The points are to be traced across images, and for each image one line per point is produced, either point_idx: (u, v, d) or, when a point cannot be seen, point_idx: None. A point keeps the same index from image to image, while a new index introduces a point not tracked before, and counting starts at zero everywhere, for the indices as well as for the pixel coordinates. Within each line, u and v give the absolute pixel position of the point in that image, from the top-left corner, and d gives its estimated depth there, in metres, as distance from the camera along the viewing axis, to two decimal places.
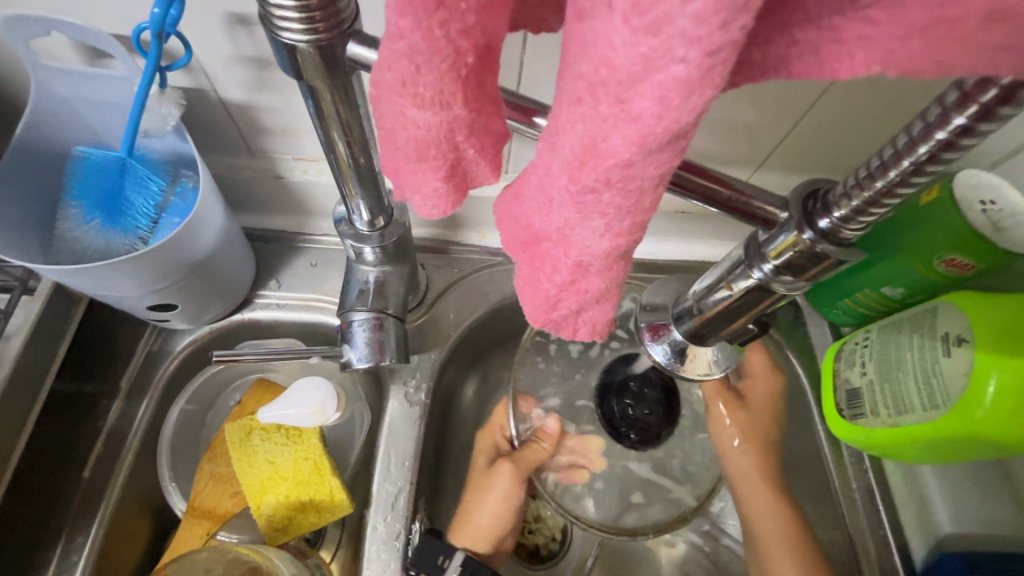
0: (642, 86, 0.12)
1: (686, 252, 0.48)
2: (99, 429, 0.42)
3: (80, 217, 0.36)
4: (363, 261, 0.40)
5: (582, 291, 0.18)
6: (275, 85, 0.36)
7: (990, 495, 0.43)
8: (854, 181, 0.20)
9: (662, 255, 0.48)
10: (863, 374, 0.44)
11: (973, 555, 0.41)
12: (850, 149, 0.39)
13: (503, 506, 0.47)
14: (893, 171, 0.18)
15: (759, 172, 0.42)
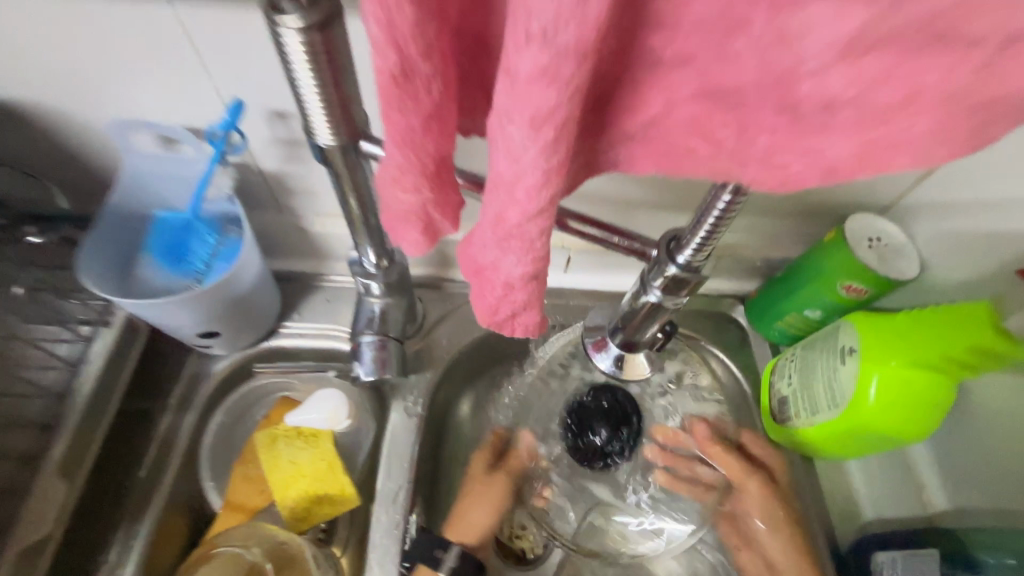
0: (518, 190, 0.21)
1: None
2: (151, 438, 0.51)
3: (153, 263, 0.47)
4: (370, 294, 0.50)
5: (513, 302, 0.27)
6: (303, 159, 0.47)
7: None
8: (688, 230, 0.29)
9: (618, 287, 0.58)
10: (790, 383, 0.53)
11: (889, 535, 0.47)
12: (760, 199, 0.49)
13: (492, 509, 0.54)
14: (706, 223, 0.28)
15: None
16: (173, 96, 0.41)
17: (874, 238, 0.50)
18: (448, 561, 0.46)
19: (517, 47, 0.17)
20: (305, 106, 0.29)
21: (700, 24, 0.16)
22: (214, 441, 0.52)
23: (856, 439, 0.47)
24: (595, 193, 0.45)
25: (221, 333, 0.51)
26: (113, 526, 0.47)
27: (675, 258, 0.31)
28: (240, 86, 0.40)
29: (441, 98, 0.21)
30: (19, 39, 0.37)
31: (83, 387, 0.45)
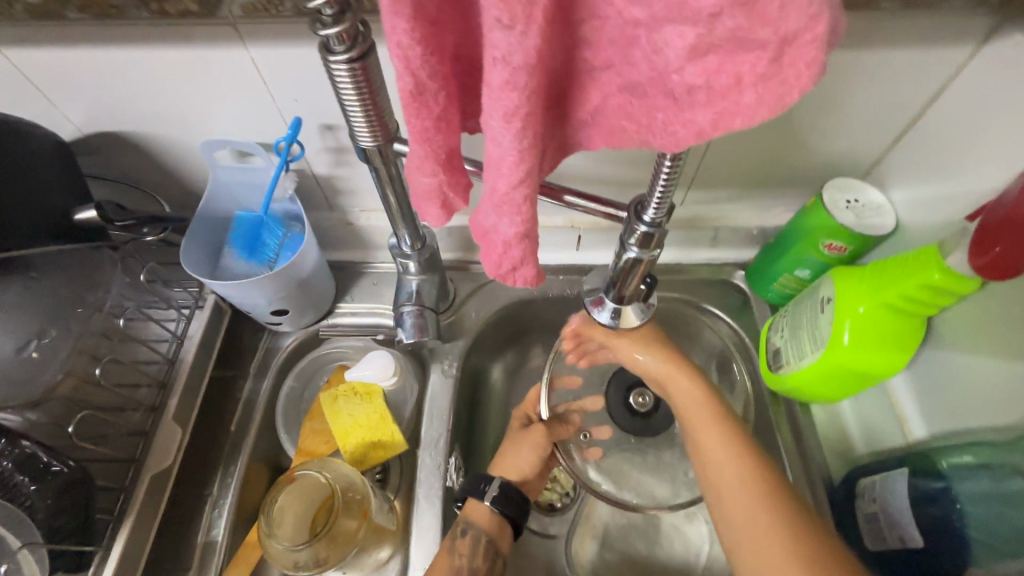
0: (505, 166, 0.29)
1: None
2: (239, 399, 0.62)
3: (233, 255, 0.58)
4: (408, 273, 0.59)
5: (513, 257, 0.35)
6: (349, 163, 0.57)
7: None
8: (648, 193, 0.37)
9: None
10: (782, 336, 0.58)
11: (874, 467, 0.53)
12: (743, 168, 0.59)
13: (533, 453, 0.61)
14: (659, 187, 0.35)
15: (691, 190, 0.62)
16: (248, 117, 0.52)
17: (852, 200, 0.56)
18: (491, 492, 0.54)
19: (487, 66, 0.25)
20: (350, 117, 0.39)
21: (612, 40, 0.24)
22: (286, 401, 0.63)
23: (839, 379, 0.52)
24: (589, 174, 0.53)
25: (289, 312, 0.62)
26: (212, 468, 0.58)
27: (643, 217, 0.39)
28: (299, 107, 0.50)
29: (446, 102, 0.30)
30: (133, 77, 0.47)
31: (186, 354, 0.56)
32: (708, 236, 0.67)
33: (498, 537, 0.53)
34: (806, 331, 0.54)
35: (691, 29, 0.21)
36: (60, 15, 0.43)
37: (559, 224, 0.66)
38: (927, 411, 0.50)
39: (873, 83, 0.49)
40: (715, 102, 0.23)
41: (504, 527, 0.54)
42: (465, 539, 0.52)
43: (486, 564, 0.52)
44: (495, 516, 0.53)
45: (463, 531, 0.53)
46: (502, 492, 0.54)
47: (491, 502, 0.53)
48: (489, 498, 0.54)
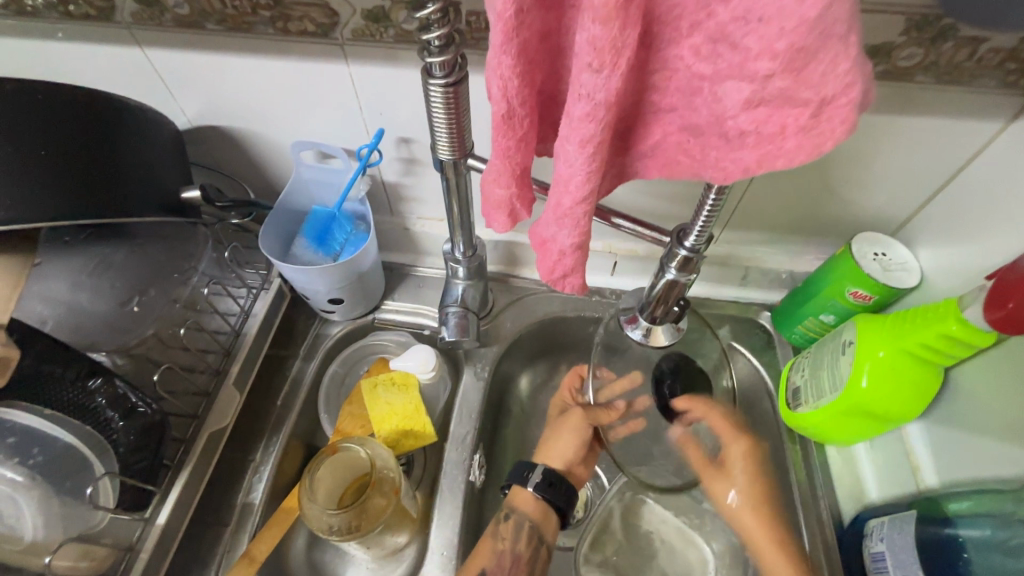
0: (571, 185, 0.34)
1: None
2: (288, 377, 0.67)
3: (303, 244, 0.64)
4: (457, 277, 0.64)
5: (565, 265, 0.40)
6: (417, 173, 0.63)
7: None
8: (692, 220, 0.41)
9: None
10: (803, 376, 0.61)
11: (882, 511, 0.54)
12: (777, 213, 0.63)
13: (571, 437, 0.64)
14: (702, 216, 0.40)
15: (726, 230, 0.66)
16: (337, 124, 0.58)
17: (879, 253, 0.60)
18: (534, 479, 0.59)
19: (572, 99, 0.30)
20: (436, 133, 0.45)
21: (678, 88, 0.30)
22: (329, 384, 0.68)
23: (856, 419, 0.55)
24: (634, 204, 0.58)
25: (343, 303, 0.67)
26: (256, 437, 0.63)
27: (684, 243, 0.43)
28: (384, 120, 0.57)
29: (528, 127, 0.35)
30: (247, 80, 0.55)
31: (250, 329, 0.62)
32: (738, 274, 0.71)
33: (543, 524, 0.58)
34: (826, 372, 0.57)
35: (747, 85, 0.26)
36: (202, 25, 0.51)
37: (598, 249, 0.71)
38: (939, 461, 0.52)
39: (906, 148, 0.53)
40: (762, 147, 0.28)
41: (549, 513, 0.58)
42: (508, 524, 0.57)
43: (527, 551, 0.57)
44: (539, 501, 0.58)
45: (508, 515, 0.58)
46: (544, 479, 0.59)
47: (534, 487, 0.58)
48: (533, 483, 0.59)
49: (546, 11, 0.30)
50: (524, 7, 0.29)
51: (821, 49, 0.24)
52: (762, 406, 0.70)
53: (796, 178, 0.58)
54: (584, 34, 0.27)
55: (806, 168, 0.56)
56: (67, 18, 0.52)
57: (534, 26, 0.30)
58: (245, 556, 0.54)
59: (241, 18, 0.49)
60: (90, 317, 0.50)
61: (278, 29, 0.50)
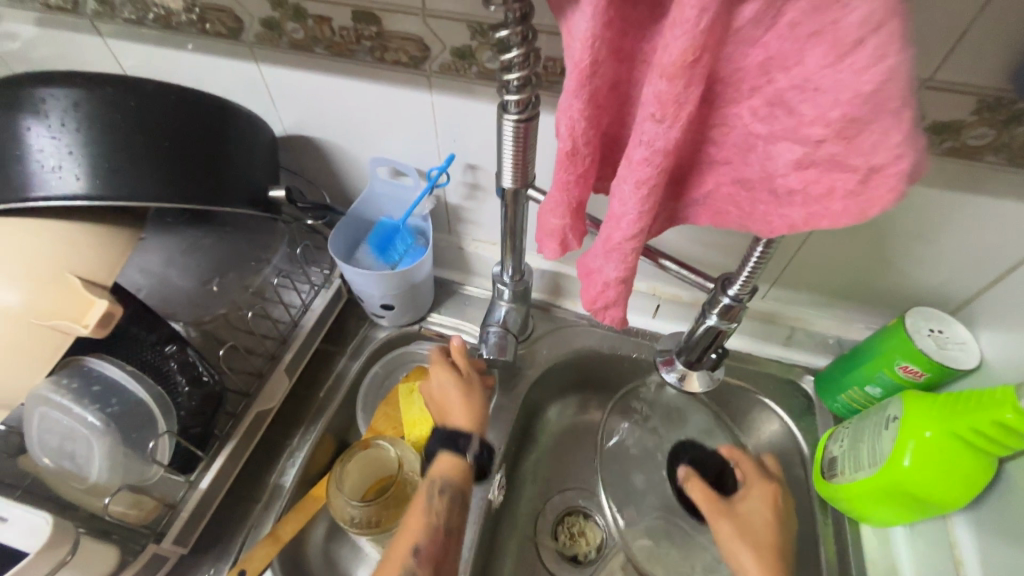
0: (623, 222, 0.36)
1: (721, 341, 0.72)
2: (333, 371, 0.71)
3: (366, 251, 0.69)
4: (502, 298, 0.67)
5: (608, 296, 0.41)
6: (479, 198, 0.67)
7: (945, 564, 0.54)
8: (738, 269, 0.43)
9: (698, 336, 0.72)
10: (840, 446, 0.59)
11: None
12: (828, 277, 0.63)
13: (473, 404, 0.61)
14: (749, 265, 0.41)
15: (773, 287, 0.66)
16: (412, 144, 0.64)
17: (935, 330, 0.58)
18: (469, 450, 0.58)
19: (632, 145, 0.33)
20: (504, 162, 0.48)
21: (734, 145, 0.32)
22: (369, 384, 0.72)
23: (896, 499, 0.52)
24: (683, 250, 0.60)
25: (394, 309, 0.71)
26: (296, 423, 0.67)
27: (728, 291, 0.44)
28: (456, 145, 0.61)
29: (588, 165, 0.38)
30: (341, 98, 0.61)
31: (307, 321, 0.66)
32: (783, 334, 0.70)
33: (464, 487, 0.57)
34: (867, 443, 0.55)
35: (800, 147, 0.28)
36: (311, 49, 0.57)
37: (642, 289, 0.72)
38: (987, 557, 0.49)
39: (971, 226, 0.52)
40: (810, 205, 0.29)
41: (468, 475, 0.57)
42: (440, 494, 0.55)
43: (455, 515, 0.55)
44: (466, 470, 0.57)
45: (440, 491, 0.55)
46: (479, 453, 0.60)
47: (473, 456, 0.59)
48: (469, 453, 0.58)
49: (620, 65, 0.33)
50: (599, 59, 0.32)
51: (874, 121, 0.25)
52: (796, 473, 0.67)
53: (851, 243, 0.58)
54: (651, 88, 0.30)
55: (861, 235, 0.56)
56: (202, 34, 0.60)
57: (606, 76, 0.33)
58: (270, 534, 0.57)
59: (345, 45, 0.56)
60: (179, 292, 0.57)
61: (375, 57, 0.56)
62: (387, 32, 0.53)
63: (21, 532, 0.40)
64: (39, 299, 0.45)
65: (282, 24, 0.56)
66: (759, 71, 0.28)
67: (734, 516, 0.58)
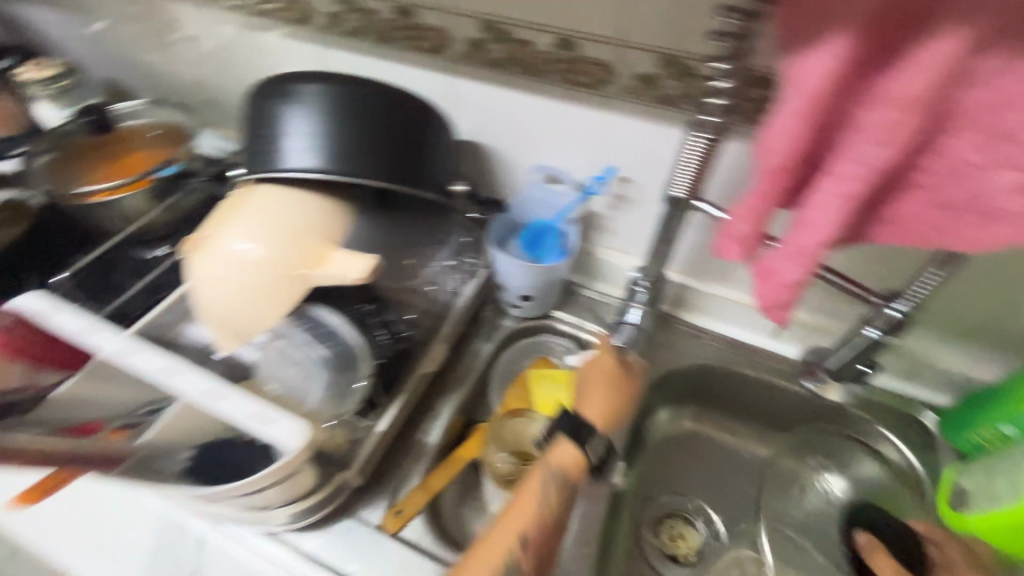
0: (822, 228, 0.41)
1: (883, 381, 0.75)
2: (468, 351, 0.79)
3: (516, 244, 0.77)
4: (635, 300, 0.72)
5: (782, 296, 0.45)
6: (623, 208, 0.74)
7: None
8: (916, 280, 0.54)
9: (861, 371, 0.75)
10: (972, 482, 0.60)
11: None
12: (982, 309, 0.63)
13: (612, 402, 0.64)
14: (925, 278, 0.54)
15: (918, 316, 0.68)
16: (571, 154, 0.71)
17: None
18: (590, 442, 0.61)
19: (844, 162, 0.39)
20: (679, 173, 0.55)
21: (941, 171, 0.38)
22: (501, 366, 0.79)
23: None
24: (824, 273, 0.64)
25: (530, 301, 0.78)
26: (437, 393, 0.74)
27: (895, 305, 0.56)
28: (618, 159, 0.68)
29: (789, 181, 0.44)
30: (522, 109, 0.70)
31: (458, 302, 0.74)
32: (905, 367, 0.73)
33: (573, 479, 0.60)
34: (1005, 479, 0.56)
35: (1017, 173, 0.34)
36: (505, 67, 0.66)
37: None
38: None
39: None
40: (1015, 224, 0.36)
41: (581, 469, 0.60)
42: (550, 477, 0.59)
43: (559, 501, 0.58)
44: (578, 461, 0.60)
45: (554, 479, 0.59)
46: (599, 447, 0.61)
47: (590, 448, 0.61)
48: (587, 446, 0.61)
49: (845, 96, 0.38)
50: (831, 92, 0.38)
51: None
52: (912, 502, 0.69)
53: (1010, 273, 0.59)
54: (884, 116, 0.36)
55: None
56: (409, 49, 0.70)
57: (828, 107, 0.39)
58: (420, 485, 0.65)
59: (537, 66, 0.64)
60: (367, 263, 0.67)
61: (562, 78, 0.64)
62: (581, 57, 0.61)
63: (288, 429, 0.47)
64: (279, 248, 0.56)
65: (486, 45, 0.65)
66: (983, 113, 0.34)
67: None
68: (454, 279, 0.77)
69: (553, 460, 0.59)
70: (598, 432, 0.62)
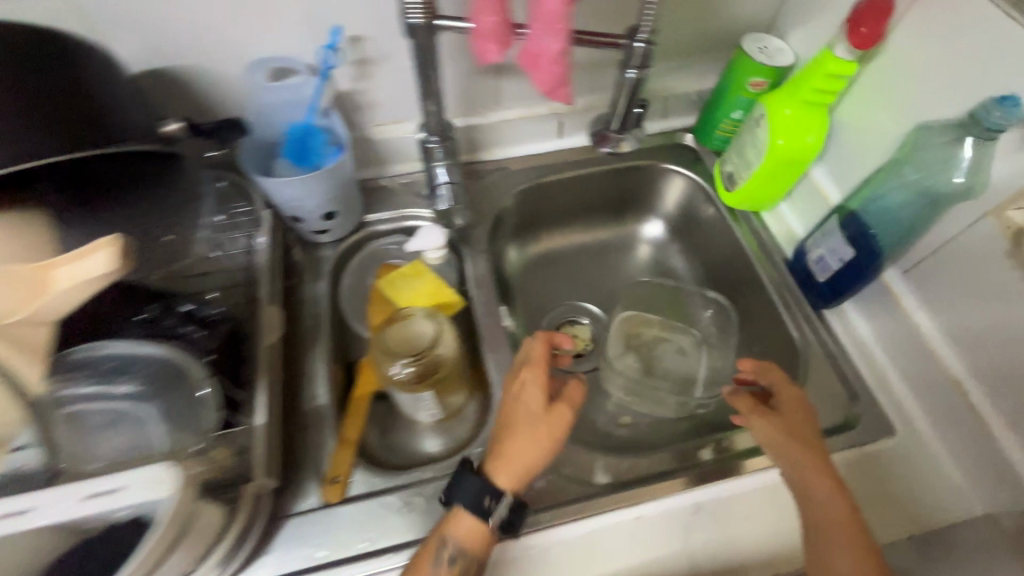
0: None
1: (680, 123, 0.87)
2: (305, 300, 0.70)
3: (284, 164, 0.66)
4: (435, 160, 0.70)
5: (550, 55, 0.47)
6: (370, 74, 0.67)
7: (806, 211, 0.75)
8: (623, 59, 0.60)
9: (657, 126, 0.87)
10: (735, 164, 0.76)
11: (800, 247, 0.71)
12: (703, 28, 0.76)
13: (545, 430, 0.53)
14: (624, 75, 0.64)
15: (667, 66, 0.80)
16: (281, 35, 0.60)
17: (762, 46, 0.73)
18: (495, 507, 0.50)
19: None
20: None
21: None
22: (348, 295, 0.73)
23: (793, 165, 0.70)
24: None
25: (336, 217, 0.70)
26: (301, 356, 0.66)
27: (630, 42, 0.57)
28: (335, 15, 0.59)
29: None
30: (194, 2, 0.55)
31: (261, 258, 0.63)
32: (660, 107, 0.85)
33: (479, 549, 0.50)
34: (748, 148, 0.72)
35: None
36: None
37: (543, 114, 0.80)
38: (838, 178, 0.70)
39: None
40: None
41: (487, 535, 0.50)
42: (452, 564, 0.49)
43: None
44: (473, 527, 0.50)
45: (451, 557, 0.49)
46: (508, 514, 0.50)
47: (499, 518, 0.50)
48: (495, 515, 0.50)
49: None
50: None
51: None
52: (695, 210, 0.86)
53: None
54: None
55: None
56: None
57: None
58: (339, 443, 0.60)
59: None
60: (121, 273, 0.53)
61: None
62: None
63: (142, 486, 0.36)
64: None
65: None
66: None
67: (841, 170, 0.70)
68: (239, 243, 0.64)
69: (445, 537, 0.50)
70: (500, 500, 0.50)
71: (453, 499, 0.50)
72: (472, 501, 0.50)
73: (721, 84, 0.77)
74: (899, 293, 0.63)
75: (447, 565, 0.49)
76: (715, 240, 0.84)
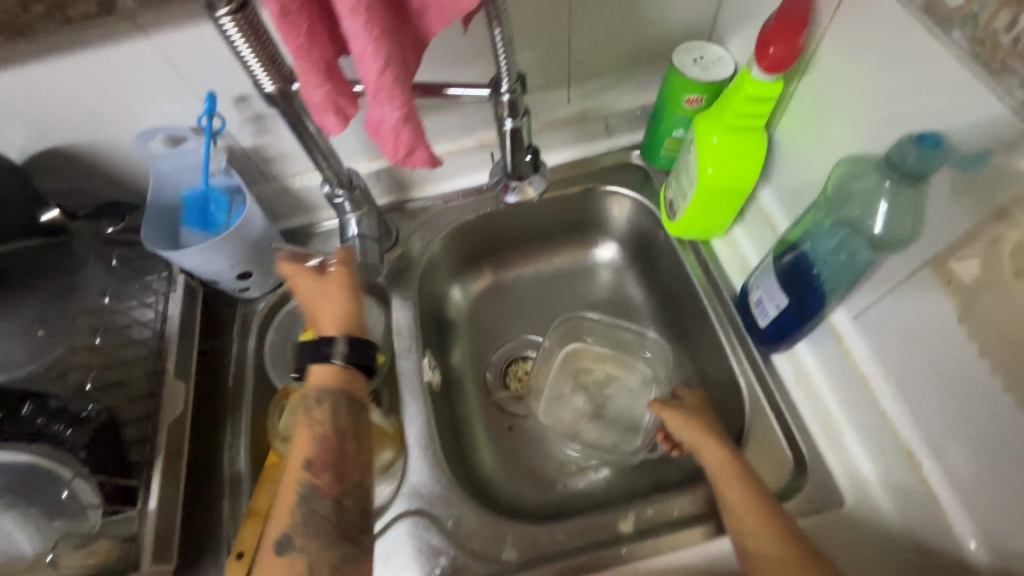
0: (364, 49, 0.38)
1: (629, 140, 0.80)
2: (230, 361, 0.70)
3: (189, 231, 0.65)
4: (346, 212, 0.67)
5: (390, 125, 0.42)
6: (269, 129, 0.65)
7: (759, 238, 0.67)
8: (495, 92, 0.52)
9: (603, 146, 0.80)
10: (675, 190, 0.68)
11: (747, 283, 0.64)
12: (632, 41, 0.68)
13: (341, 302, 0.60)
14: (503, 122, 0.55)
15: (601, 83, 0.73)
16: (163, 106, 0.58)
17: (697, 58, 0.65)
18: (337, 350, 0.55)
19: None
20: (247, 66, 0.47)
21: None
22: (271, 349, 0.70)
23: (733, 194, 0.62)
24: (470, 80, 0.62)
25: (253, 276, 0.69)
26: (221, 421, 0.65)
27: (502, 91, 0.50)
28: (210, 80, 0.57)
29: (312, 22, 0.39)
30: (55, 91, 0.53)
31: (170, 329, 0.63)
32: (601, 125, 0.78)
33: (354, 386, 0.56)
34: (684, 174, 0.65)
35: None
36: None
37: (471, 146, 0.76)
38: (788, 203, 0.62)
39: None
40: None
41: (349, 372, 0.56)
42: (322, 406, 0.53)
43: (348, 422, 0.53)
44: (336, 370, 0.55)
45: (320, 400, 0.53)
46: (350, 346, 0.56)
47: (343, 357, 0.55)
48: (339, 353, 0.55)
49: None
50: None
51: None
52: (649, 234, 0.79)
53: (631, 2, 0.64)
54: None
55: None
56: None
57: None
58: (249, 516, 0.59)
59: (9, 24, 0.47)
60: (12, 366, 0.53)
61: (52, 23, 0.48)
62: None
63: None
64: None
65: None
66: None
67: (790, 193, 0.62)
68: (150, 313, 0.64)
69: (318, 388, 0.54)
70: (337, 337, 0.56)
71: (303, 363, 0.56)
72: (313, 351, 0.56)
73: (658, 101, 0.69)
74: (847, 341, 0.54)
75: (317, 408, 0.53)
76: (670, 268, 0.76)
